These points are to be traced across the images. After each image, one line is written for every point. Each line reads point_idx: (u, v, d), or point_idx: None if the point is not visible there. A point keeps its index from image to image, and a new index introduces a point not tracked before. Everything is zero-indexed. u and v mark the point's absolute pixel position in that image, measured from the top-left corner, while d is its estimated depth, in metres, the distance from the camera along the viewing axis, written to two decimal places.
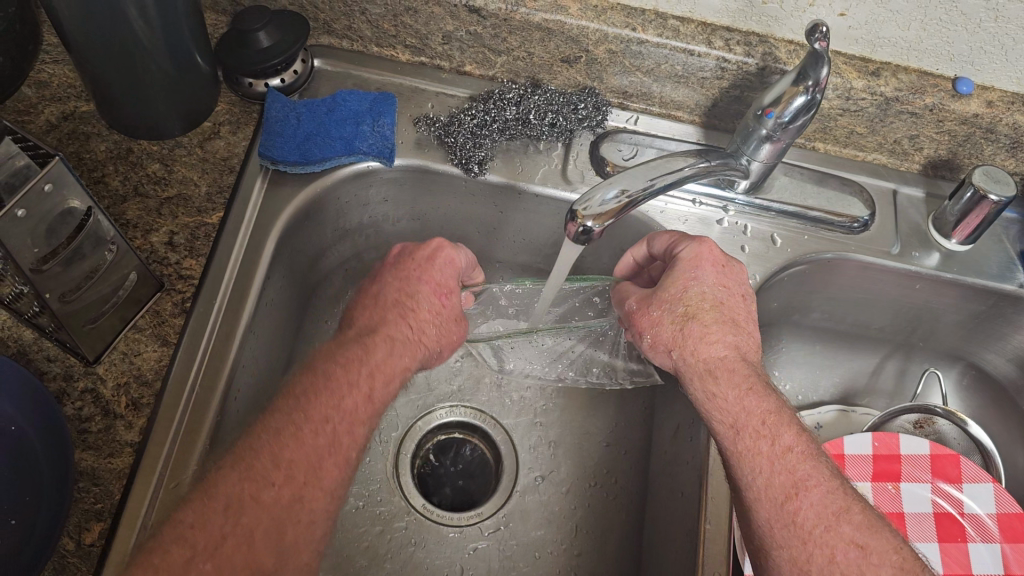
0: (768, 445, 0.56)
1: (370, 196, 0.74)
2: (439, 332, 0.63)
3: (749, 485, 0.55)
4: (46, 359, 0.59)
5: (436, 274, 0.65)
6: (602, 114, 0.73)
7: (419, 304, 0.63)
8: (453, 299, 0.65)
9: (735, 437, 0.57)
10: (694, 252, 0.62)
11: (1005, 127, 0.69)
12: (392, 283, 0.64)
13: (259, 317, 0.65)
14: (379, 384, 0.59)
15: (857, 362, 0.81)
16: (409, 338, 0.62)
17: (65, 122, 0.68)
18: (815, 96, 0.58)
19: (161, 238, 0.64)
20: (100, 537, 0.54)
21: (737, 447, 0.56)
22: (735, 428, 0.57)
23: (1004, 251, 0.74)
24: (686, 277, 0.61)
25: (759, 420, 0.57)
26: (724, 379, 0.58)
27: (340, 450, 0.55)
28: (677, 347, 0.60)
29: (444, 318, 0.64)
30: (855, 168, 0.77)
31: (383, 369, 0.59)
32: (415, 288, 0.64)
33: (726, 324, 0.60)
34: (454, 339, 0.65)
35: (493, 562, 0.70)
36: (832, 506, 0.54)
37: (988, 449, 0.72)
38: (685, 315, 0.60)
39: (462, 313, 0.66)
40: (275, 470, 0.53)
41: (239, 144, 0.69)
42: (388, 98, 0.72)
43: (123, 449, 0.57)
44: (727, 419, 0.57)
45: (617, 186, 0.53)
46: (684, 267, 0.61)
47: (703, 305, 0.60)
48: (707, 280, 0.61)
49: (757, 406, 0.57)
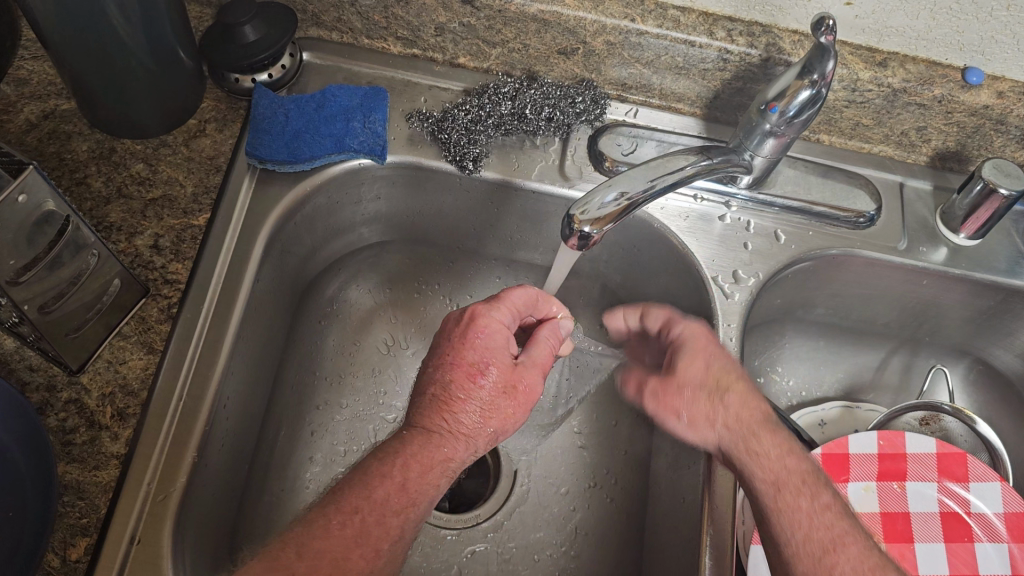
0: (808, 501, 0.53)
1: (362, 193, 0.71)
2: (483, 416, 0.54)
3: (790, 542, 0.52)
4: (28, 369, 0.57)
5: (471, 355, 0.55)
6: (601, 108, 0.71)
7: (462, 394, 0.54)
8: (490, 375, 0.55)
9: (776, 493, 0.54)
10: (694, 330, 0.62)
11: (1016, 118, 0.67)
12: (430, 373, 0.56)
13: (248, 320, 0.63)
14: (413, 473, 0.51)
15: (862, 359, 0.79)
16: (451, 433, 0.53)
17: (45, 122, 0.65)
18: (822, 90, 0.56)
19: (146, 242, 0.62)
20: (86, 553, 0.53)
21: (778, 502, 0.54)
22: (777, 484, 0.54)
23: (1013, 245, 0.72)
24: (701, 355, 0.60)
25: (799, 479, 0.55)
26: (766, 439, 0.56)
27: (370, 540, 0.48)
28: (717, 420, 0.58)
29: (493, 388, 0.55)
30: (862, 161, 0.75)
31: (418, 460, 0.52)
32: (453, 366, 0.55)
33: (754, 393, 0.59)
34: (507, 408, 0.55)
35: (492, 566, 0.69)
36: (869, 562, 0.51)
37: (998, 452, 0.71)
38: (715, 390, 0.59)
39: (519, 393, 0.56)
40: (298, 561, 0.46)
41: (225, 142, 0.67)
42: (379, 93, 0.70)
43: (109, 461, 0.55)
44: (769, 478, 0.55)
45: (616, 188, 0.51)
46: (692, 347, 0.61)
47: (728, 377, 0.59)
48: (720, 355, 0.60)
49: (797, 466, 0.55)
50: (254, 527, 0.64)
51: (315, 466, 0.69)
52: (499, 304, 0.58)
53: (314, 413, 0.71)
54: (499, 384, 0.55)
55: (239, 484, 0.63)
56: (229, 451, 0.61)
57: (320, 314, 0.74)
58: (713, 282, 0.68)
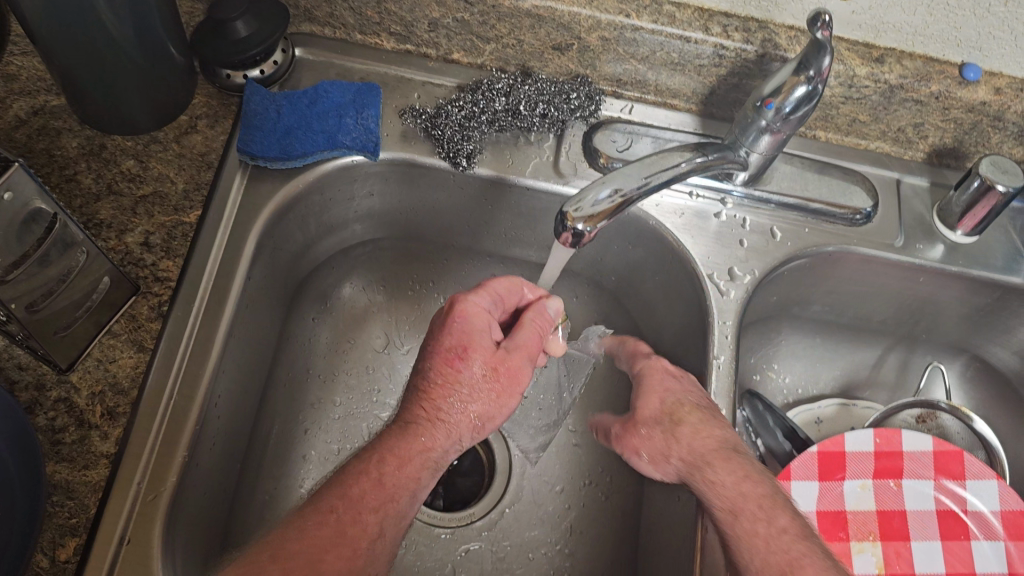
0: (765, 526, 0.53)
1: (355, 190, 0.70)
2: (464, 401, 0.56)
3: (748, 567, 0.52)
4: (17, 368, 0.56)
5: (450, 338, 0.57)
6: (595, 104, 0.70)
7: (445, 378, 0.56)
8: (471, 360, 0.57)
9: (734, 521, 0.54)
10: (653, 367, 0.65)
11: (1013, 115, 0.66)
12: (417, 369, 0.58)
13: (240, 319, 0.63)
14: (389, 468, 0.52)
15: (859, 356, 0.79)
16: (429, 420, 0.55)
17: (34, 118, 0.65)
18: (818, 87, 0.56)
19: (136, 239, 0.62)
20: (76, 553, 0.52)
21: (735, 530, 0.54)
22: (733, 511, 0.55)
23: (1011, 242, 0.72)
24: (658, 392, 0.62)
25: (756, 504, 0.54)
26: (720, 467, 0.56)
27: (346, 542, 0.48)
28: (672, 453, 0.60)
29: (474, 367, 0.56)
30: (858, 157, 0.74)
31: (393, 454, 0.53)
32: (437, 354, 0.57)
33: (712, 420, 0.59)
34: (488, 387, 0.57)
35: (486, 564, 0.69)
36: None
37: (993, 447, 0.71)
38: (669, 424, 0.60)
39: (502, 378, 0.57)
40: (274, 563, 0.45)
41: (216, 138, 0.67)
42: (372, 89, 0.69)
43: (99, 461, 0.55)
44: (726, 505, 0.55)
45: (610, 185, 0.50)
46: (649, 387, 0.63)
47: (682, 408, 0.60)
48: (677, 388, 0.62)
49: (754, 490, 0.55)
50: (247, 527, 0.64)
51: (309, 465, 0.69)
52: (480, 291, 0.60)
53: (307, 411, 0.71)
54: (481, 365, 0.57)
55: (232, 484, 0.63)
56: (220, 450, 0.61)
57: (313, 312, 0.74)
58: (708, 280, 0.68)
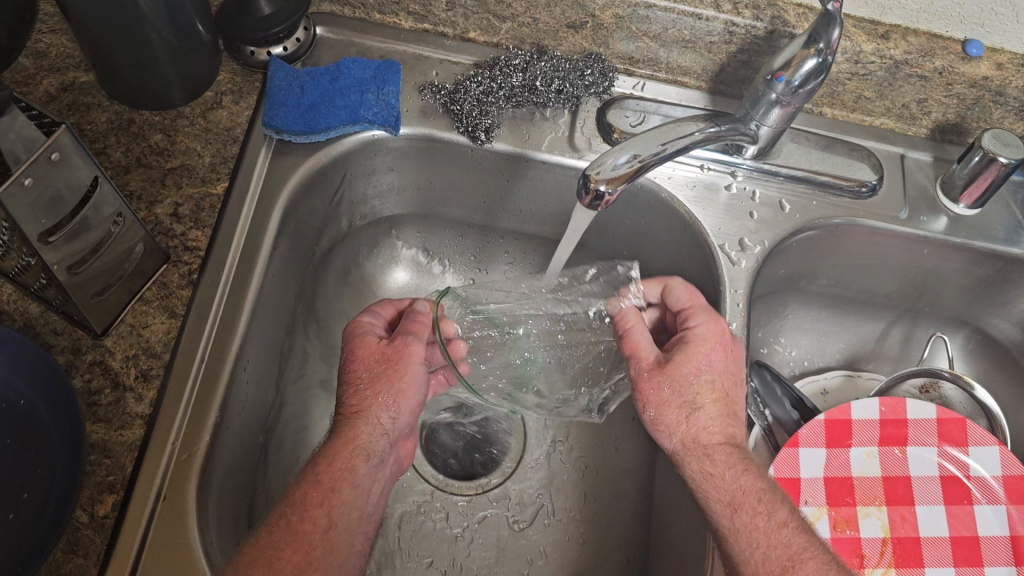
0: (765, 519, 0.55)
1: (376, 164, 0.72)
2: (367, 388, 0.59)
3: (747, 560, 0.54)
4: (53, 333, 0.58)
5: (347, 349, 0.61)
6: (609, 80, 0.72)
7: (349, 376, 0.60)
8: (360, 356, 0.60)
9: (733, 514, 0.56)
10: (706, 329, 0.61)
11: (1014, 90, 0.69)
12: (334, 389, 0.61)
13: (266, 289, 0.64)
14: (323, 466, 0.55)
15: (863, 329, 0.81)
16: (346, 415, 0.58)
17: (64, 93, 0.67)
18: (827, 59, 0.58)
19: (166, 210, 0.63)
20: (114, 509, 0.54)
21: (734, 524, 0.56)
22: (733, 505, 0.56)
23: (1011, 215, 0.74)
24: (696, 362, 0.60)
25: (755, 498, 0.56)
26: (721, 458, 0.58)
27: (299, 538, 0.52)
28: (676, 432, 0.59)
29: (373, 359, 0.60)
30: (863, 133, 0.76)
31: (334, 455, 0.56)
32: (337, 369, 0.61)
33: (727, 417, 0.60)
34: (389, 375, 0.59)
35: (502, 530, 0.71)
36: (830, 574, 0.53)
37: (993, 413, 0.72)
38: (691, 403, 0.59)
39: (395, 356, 0.60)
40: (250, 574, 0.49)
41: (241, 113, 0.69)
42: (392, 66, 0.71)
43: (134, 421, 0.57)
44: (724, 498, 0.57)
45: (628, 151, 0.52)
46: (695, 350, 0.60)
47: (709, 395, 0.60)
48: (717, 366, 0.60)
49: (753, 485, 0.57)
50: (272, 491, 0.66)
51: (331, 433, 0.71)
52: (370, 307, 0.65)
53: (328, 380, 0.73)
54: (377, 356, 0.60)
55: (259, 450, 0.64)
56: (248, 416, 0.63)
57: (334, 285, 0.76)
58: (719, 250, 0.70)
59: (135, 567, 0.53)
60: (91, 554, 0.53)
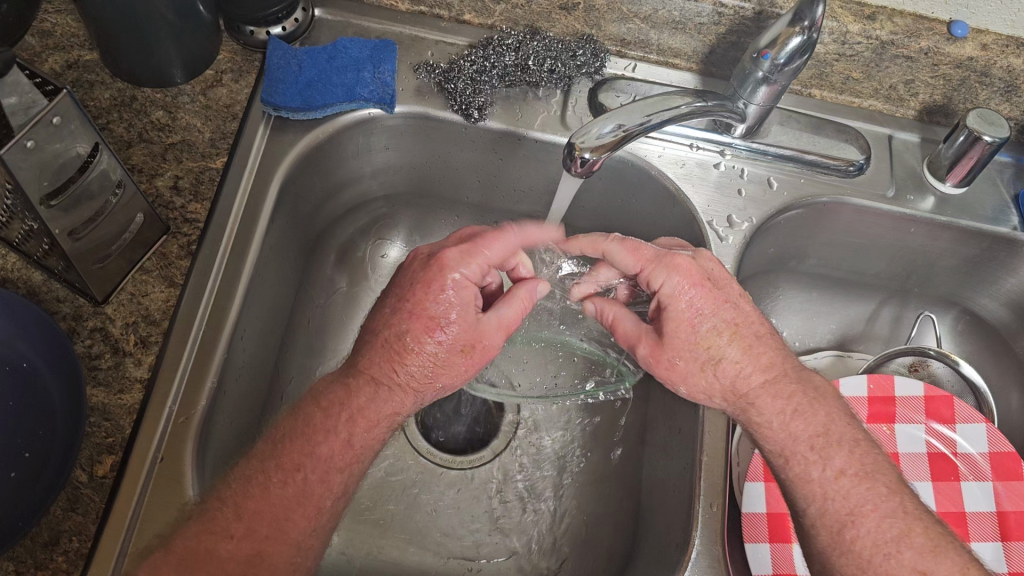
0: (820, 471, 0.57)
1: (372, 143, 0.74)
2: (433, 369, 0.55)
3: (807, 511, 0.57)
4: (55, 300, 0.60)
5: (434, 304, 0.55)
6: (601, 61, 0.73)
7: (418, 345, 0.55)
8: (449, 330, 0.55)
9: (786, 465, 0.58)
10: (669, 283, 0.59)
11: (999, 70, 0.70)
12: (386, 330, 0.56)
13: (263, 262, 0.66)
14: None
15: (853, 309, 0.82)
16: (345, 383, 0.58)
17: (68, 71, 0.68)
18: (812, 37, 0.58)
19: (166, 183, 0.65)
20: (112, 470, 0.56)
21: (792, 474, 0.58)
22: (786, 456, 0.58)
23: (998, 195, 0.75)
24: (688, 317, 0.59)
25: (807, 445, 0.58)
26: (766, 402, 0.59)
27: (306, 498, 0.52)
28: (717, 393, 0.60)
29: (450, 348, 0.55)
30: (851, 114, 0.77)
31: (362, 413, 0.54)
32: (410, 315, 0.55)
33: (752, 345, 0.60)
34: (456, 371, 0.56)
35: (495, 503, 0.72)
36: (890, 530, 0.54)
37: (980, 388, 0.72)
38: (709, 358, 0.60)
39: (475, 345, 0.56)
40: (235, 522, 0.50)
41: (240, 91, 0.70)
42: (388, 46, 0.73)
43: (133, 385, 0.58)
44: (775, 446, 0.59)
45: (613, 121, 0.54)
46: (675, 307, 0.59)
47: (718, 335, 0.59)
48: (705, 308, 0.59)
49: (804, 432, 0.58)
50: None
51: None
52: (473, 256, 0.57)
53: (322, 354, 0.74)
54: (460, 342, 0.55)
55: (255, 417, 0.66)
56: (244, 384, 0.64)
57: (332, 261, 0.78)
58: (708, 227, 0.71)
59: (131, 528, 0.55)
60: (91, 513, 0.54)
